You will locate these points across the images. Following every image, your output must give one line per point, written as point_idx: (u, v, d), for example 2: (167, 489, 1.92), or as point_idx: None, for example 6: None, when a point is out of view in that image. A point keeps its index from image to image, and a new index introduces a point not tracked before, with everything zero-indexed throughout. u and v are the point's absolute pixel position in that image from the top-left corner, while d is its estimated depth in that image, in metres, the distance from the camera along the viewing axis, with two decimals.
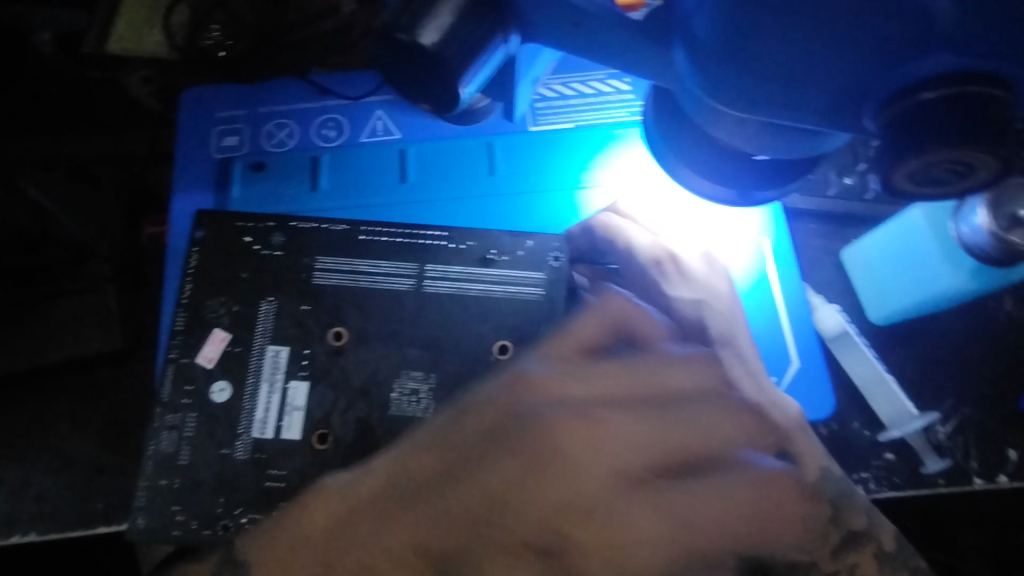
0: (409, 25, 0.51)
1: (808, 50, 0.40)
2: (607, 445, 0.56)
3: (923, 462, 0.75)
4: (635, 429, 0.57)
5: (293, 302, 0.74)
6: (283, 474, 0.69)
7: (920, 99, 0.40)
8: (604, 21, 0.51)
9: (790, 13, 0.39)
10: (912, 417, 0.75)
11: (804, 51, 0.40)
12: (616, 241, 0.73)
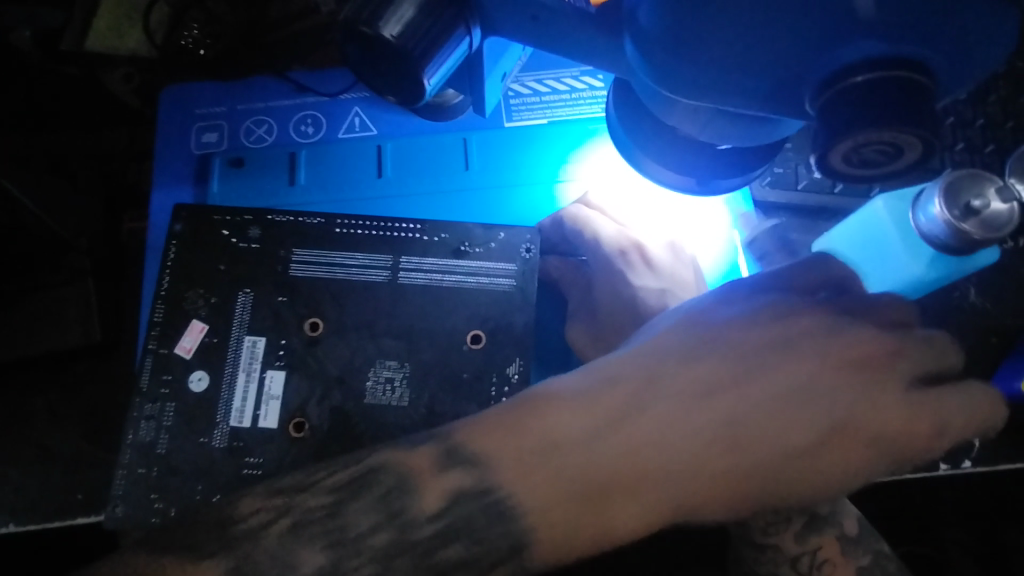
0: (374, 18, 0.53)
1: (744, 38, 0.42)
2: (899, 366, 0.55)
3: None
4: (923, 362, 0.55)
5: (269, 293, 0.75)
6: (259, 462, 0.71)
7: (846, 85, 0.42)
8: (559, 15, 0.54)
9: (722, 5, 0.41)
10: None
11: (739, 40, 0.42)
12: (584, 233, 0.76)
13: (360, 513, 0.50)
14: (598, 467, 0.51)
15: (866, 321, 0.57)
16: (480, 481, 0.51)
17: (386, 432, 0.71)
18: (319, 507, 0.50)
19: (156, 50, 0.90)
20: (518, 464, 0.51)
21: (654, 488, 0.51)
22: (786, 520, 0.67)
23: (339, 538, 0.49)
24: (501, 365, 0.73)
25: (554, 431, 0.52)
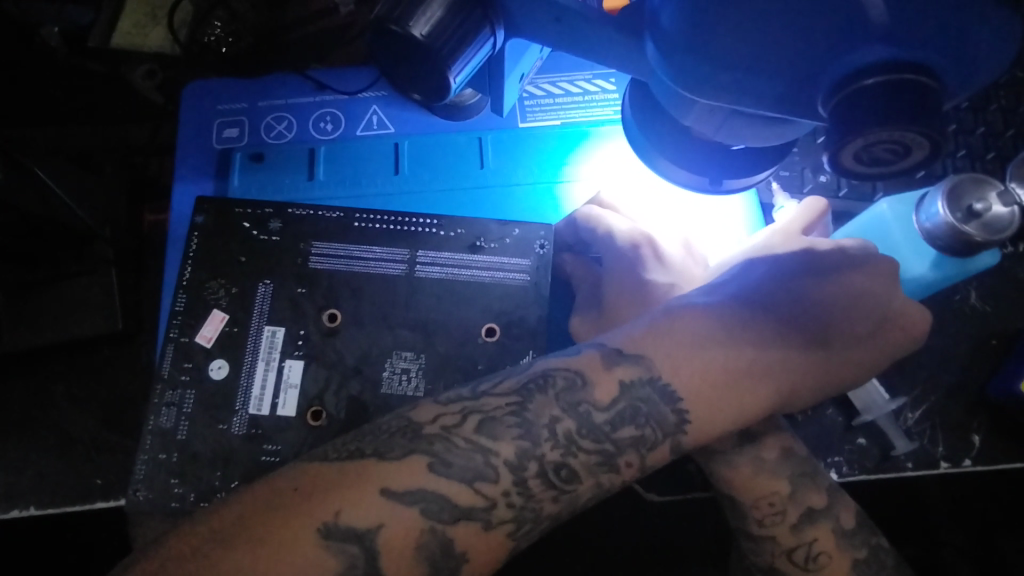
0: (402, 17, 0.55)
1: (760, 40, 0.44)
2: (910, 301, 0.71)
3: (893, 444, 0.78)
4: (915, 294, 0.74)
5: (289, 285, 0.77)
6: (277, 449, 0.72)
7: (856, 88, 0.44)
8: (580, 17, 0.56)
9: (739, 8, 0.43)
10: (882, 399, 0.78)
11: (755, 41, 0.44)
12: (597, 228, 0.78)
13: (543, 407, 0.60)
14: (734, 359, 0.64)
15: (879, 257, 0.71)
16: (648, 371, 0.63)
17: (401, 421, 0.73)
18: (500, 405, 0.60)
19: (179, 48, 0.93)
20: (663, 348, 0.64)
21: (774, 381, 0.65)
22: (782, 511, 0.68)
23: (525, 428, 0.58)
24: (514, 357, 0.75)
25: (686, 334, 0.65)
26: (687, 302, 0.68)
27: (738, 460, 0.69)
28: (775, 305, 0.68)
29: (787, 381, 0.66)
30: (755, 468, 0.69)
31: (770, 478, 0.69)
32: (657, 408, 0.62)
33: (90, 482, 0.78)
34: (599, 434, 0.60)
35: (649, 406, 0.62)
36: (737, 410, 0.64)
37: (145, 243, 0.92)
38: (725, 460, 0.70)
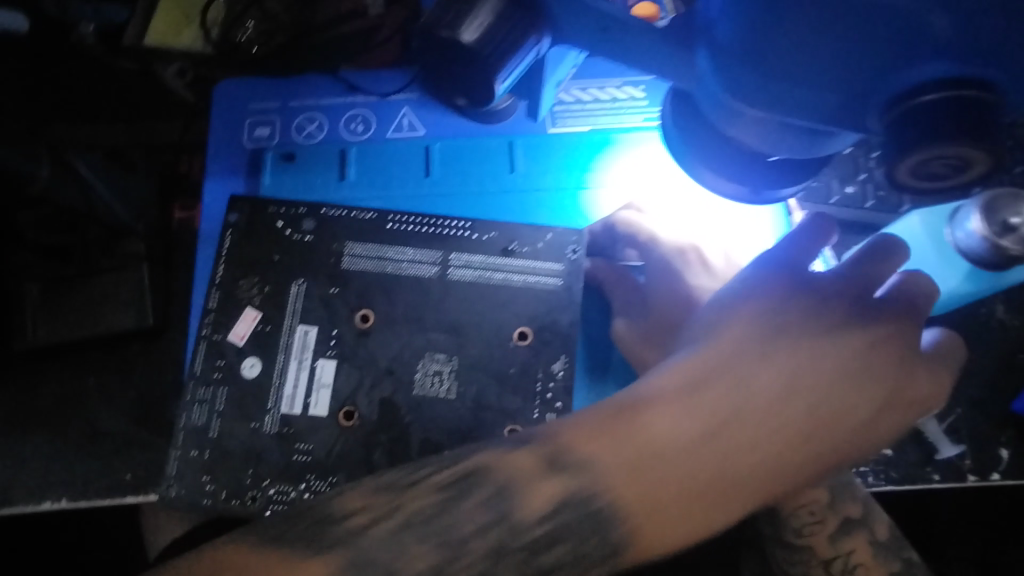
0: (452, 22, 0.55)
1: (822, 52, 0.44)
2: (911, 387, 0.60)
3: (939, 448, 0.79)
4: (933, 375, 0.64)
5: (322, 285, 0.78)
6: (310, 448, 0.72)
7: (914, 104, 0.44)
8: (630, 26, 0.56)
9: (801, 23, 0.43)
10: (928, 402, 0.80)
11: (816, 53, 0.44)
12: (639, 234, 0.80)
13: (475, 507, 0.49)
14: (698, 470, 0.51)
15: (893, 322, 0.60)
16: (597, 483, 0.50)
17: (432, 423, 0.73)
18: (428, 506, 0.49)
19: (211, 48, 0.93)
20: (603, 447, 0.52)
21: (745, 499, 0.52)
22: (821, 521, 0.68)
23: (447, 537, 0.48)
24: (547, 361, 0.76)
25: (642, 427, 0.52)
26: (652, 394, 0.55)
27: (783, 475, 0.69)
28: (773, 394, 0.55)
29: (752, 502, 0.53)
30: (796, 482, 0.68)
31: (809, 489, 0.68)
32: (608, 524, 0.50)
33: (121, 475, 0.81)
34: (536, 546, 0.49)
35: (603, 523, 0.50)
36: (700, 530, 0.51)
37: (175, 242, 0.91)
38: None
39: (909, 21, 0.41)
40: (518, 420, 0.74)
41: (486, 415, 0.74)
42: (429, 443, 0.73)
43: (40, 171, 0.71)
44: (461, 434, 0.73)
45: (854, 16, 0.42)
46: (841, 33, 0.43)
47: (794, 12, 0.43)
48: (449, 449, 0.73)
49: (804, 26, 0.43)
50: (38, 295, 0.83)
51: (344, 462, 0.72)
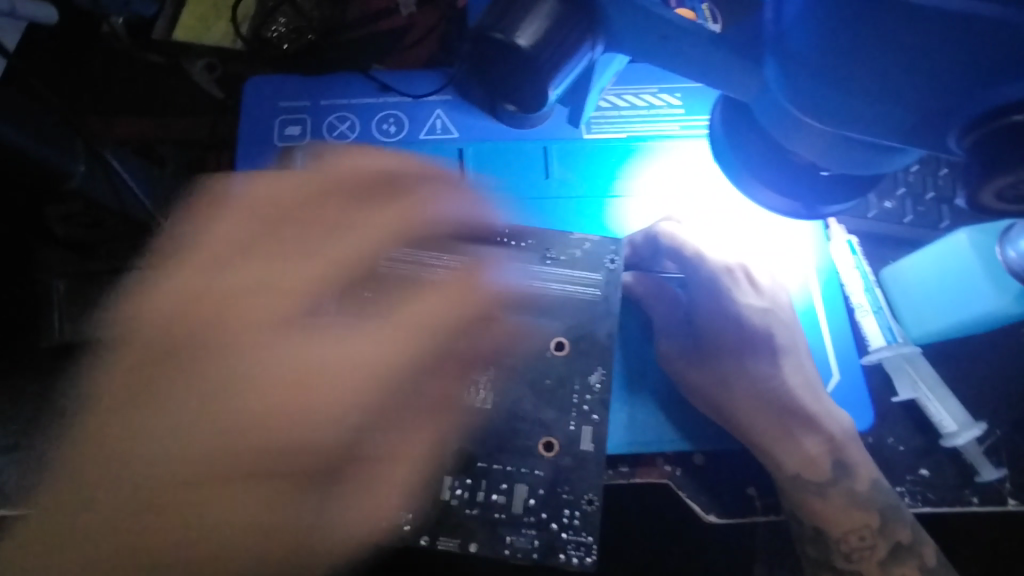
0: (505, 24, 0.53)
1: (903, 68, 0.43)
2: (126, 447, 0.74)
3: (978, 470, 0.78)
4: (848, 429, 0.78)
5: (356, 288, 0.78)
6: (342, 456, 0.71)
7: (1002, 124, 0.44)
8: (688, 35, 0.54)
9: (891, 41, 0.42)
10: (970, 426, 0.78)
11: (897, 69, 0.43)
12: (686, 249, 0.79)
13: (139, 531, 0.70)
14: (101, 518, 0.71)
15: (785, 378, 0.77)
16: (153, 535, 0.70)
17: (467, 434, 0.72)
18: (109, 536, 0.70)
19: (242, 43, 0.93)
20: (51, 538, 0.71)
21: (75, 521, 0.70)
22: (871, 545, 0.74)
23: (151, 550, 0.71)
24: (583, 373, 0.75)
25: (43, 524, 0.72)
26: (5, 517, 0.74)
27: (832, 493, 0.75)
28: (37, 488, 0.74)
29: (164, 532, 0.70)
30: (848, 502, 0.75)
31: (859, 514, 0.75)
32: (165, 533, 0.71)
33: None
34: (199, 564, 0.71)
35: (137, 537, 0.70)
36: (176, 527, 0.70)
37: None
38: (819, 493, 0.75)
39: (1008, 40, 0.39)
40: (553, 433, 0.73)
41: (521, 426, 0.73)
42: (465, 454, 0.72)
43: (78, 168, 0.72)
44: (497, 446, 0.72)
45: (951, 33, 0.40)
46: (932, 53, 0.41)
47: (886, 29, 0.41)
48: (484, 461, 0.72)
49: (886, 43, 0.42)
50: (67, 290, 0.85)
51: (376, 471, 0.71)
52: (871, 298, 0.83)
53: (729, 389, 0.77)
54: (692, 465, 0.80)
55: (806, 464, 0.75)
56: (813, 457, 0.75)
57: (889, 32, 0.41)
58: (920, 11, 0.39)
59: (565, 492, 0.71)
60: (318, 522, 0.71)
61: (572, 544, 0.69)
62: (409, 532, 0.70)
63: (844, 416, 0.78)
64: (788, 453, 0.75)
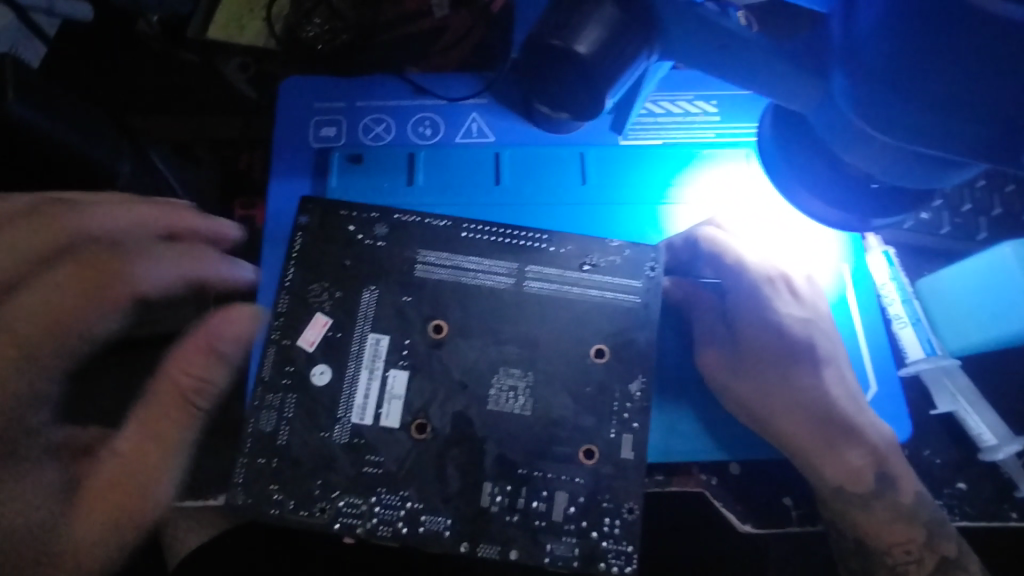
0: (564, 30, 0.53)
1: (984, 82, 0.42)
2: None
3: (1018, 486, 0.78)
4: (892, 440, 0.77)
5: (394, 293, 0.76)
6: (381, 461, 0.70)
7: None
8: (746, 48, 0.54)
9: (973, 58, 0.41)
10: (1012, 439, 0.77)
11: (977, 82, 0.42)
12: (727, 256, 0.80)
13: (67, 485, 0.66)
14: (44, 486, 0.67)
15: (826, 388, 0.78)
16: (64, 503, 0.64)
17: (507, 440, 0.72)
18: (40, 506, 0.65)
19: (275, 41, 0.92)
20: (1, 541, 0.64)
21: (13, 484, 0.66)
22: (917, 560, 0.75)
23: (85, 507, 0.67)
24: (623, 380, 0.74)
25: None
26: None
27: (875, 505, 0.75)
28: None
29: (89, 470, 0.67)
30: (892, 515, 0.75)
31: (905, 528, 0.75)
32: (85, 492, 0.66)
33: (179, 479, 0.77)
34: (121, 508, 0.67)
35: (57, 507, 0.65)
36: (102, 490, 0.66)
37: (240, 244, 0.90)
38: (863, 504, 0.75)
39: None
40: (594, 440, 0.72)
41: (561, 433, 0.72)
42: (505, 460, 0.71)
43: None
44: (537, 453, 0.71)
45: None
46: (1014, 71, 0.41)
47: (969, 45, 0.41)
48: (525, 467, 0.71)
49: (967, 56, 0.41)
50: None
51: (415, 477, 0.70)
52: (909, 309, 0.83)
53: (770, 399, 0.77)
54: (729, 475, 0.80)
55: (848, 474, 0.75)
56: (855, 468, 0.75)
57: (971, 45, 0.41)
58: (1007, 29, 0.39)
59: (605, 500, 0.71)
60: (358, 530, 0.69)
61: (612, 552, 0.70)
62: (449, 537, 0.69)
63: (886, 427, 0.78)
64: (831, 464, 0.75)
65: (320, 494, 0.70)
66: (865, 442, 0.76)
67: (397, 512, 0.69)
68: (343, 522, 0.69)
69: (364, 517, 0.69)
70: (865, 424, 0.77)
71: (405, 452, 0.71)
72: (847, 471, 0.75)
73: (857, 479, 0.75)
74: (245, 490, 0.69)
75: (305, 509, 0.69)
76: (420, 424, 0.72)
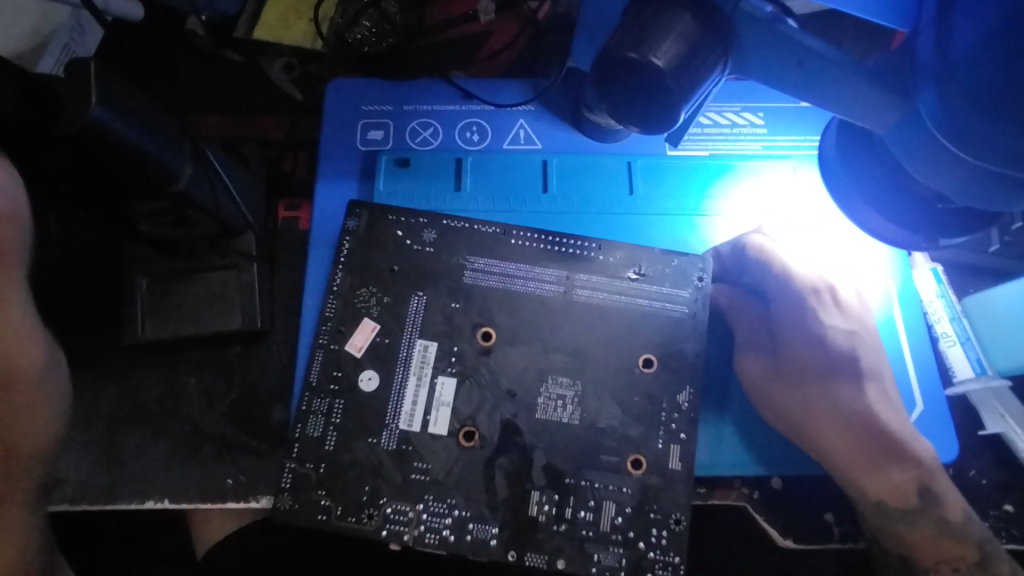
0: (640, 44, 0.53)
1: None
2: None
3: None
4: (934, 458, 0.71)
5: (443, 299, 0.75)
6: (428, 467, 0.70)
7: None
8: (828, 63, 0.55)
9: None
10: None
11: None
12: (772, 265, 0.75)
13: None
14: None
15: (867, 402, 0.71)
16: None
17: (555, 449, 0.71)
18: None
19: (321, 44, 0.93)
20: None
21: None
22: None
23: None
24: (672, 392, 0.73)
25: None
26: None
27: (920, 520, 0.69)
28: None
29: None
30: (939, 532, 0.69)
31: (955, 544, 0.69)
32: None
33: (222, 481, 0.78)
34: None
35: None
36: None
37: (281, 245, 0.88)
38: (906, 520, 0.70)
39: None
40: (642, 450, 0.72)
41: (608, 441, 0.72)
42: (552, 469, 0.71)
43: (184, 168, 0.68)
44: (584, 462, 0.71)
45: None
46: None
47: None
48: (572, 477, 0.71)
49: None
50: (150, 288, 0.80)
51: (462, 484, 0.70)
52: (958, 327, 0.82)
53: (809, 410, 0.72)
54: (770, 489, 0.78)
55: (890, 489, 0.69)
56: (896, 484, 0.69)
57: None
58: None
59: (653, 510, 0.70)
60: (406, 536, 0.69)
61: (659, 563, 0.69)
62: (495, 546, 0.69)
63: (928, 443, 0.72)
64: (871, 482, 0.70)
65: (377, 504, 0.69)
66: (905, 456, 0.69)
67: (445, 521, 0.69)
68: (404, 534, 0.69)
69: (413, 525, 0.69)
70: (910, 441, 0.70)
71: (453, 460, 0.71)
72: (887, 486, 0.69)
73: (900, 493, 0.69)
74: (310, 500, 0.69)
75: (365, 520, 0.69)
76: (468, 432, 0.71)
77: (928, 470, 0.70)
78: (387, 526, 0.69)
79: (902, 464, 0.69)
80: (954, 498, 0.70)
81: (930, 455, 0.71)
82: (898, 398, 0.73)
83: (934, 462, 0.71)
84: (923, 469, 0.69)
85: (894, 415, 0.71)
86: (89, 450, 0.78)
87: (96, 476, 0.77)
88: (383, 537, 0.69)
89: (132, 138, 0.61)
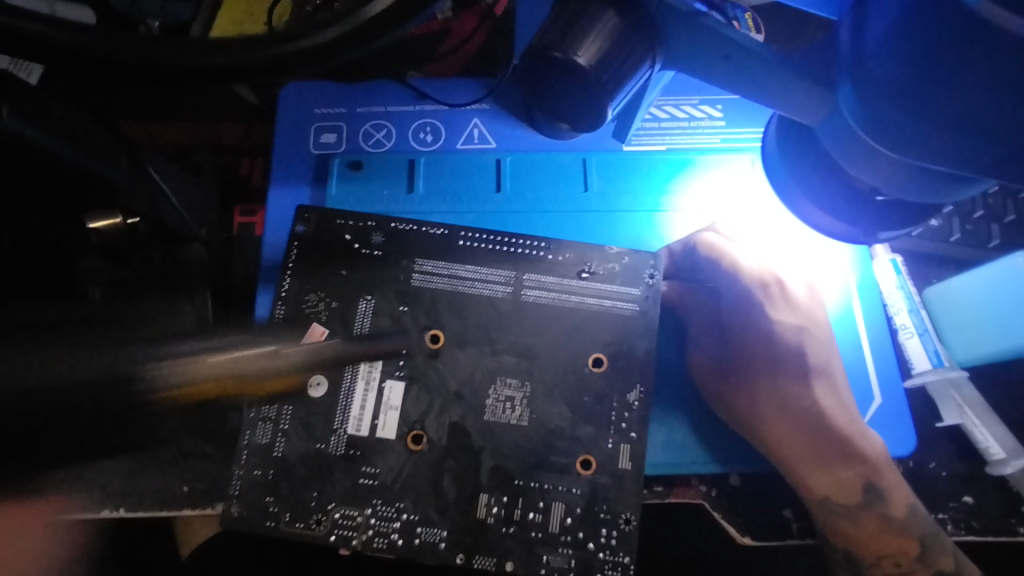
0: (563, 42, 0.53)
1: (1001, 97, 0.41)
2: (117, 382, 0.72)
3: None
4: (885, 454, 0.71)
5: (391, 302, 0.75)
6: (377, 472, 0.70)
7: None
8: (755, 56, 0.54)
9: (960, 55, 0.41)
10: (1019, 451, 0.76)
11: (992, 98, 0.42)
12: (721, 261, 0.75)
13: None
14: None
15: (815, 398, 0.71)
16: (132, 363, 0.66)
17: (504, 452, 0.71)
18: None
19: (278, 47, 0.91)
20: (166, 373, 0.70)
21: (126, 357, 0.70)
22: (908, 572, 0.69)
23: None
24: (622, 390, 0.73)
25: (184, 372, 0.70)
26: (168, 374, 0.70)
27: (865, 516, 0.69)
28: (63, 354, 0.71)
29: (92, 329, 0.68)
30: (883, 527, 0.69)
31: (898, 540, 0.69)
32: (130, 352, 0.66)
33: (177, 489, 0.78)
34: None
35: None
36: None
37: (236, 251, 0.88)
38: (850, 515, 0.69)
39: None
40: (592, 451, 0.71)
41: (558, 443, 0.71)
42: (501, 471, 0.71)
43: (120, 177, 0.70)
44: (534, 464, 0.71)
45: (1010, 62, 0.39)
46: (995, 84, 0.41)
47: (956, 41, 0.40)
48: (522, 479, 0.70)
49: (983, 65, 0.40)
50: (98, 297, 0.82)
51: (411, 488, 0.70)
52: (916, 319, 0.81)
53: (758, 404, 0.72)
54: (729, 487, 0.77)
55: (834, 484, 0.69)
56: (841, 479, 0.69)
57: (989, 54, 0.40)
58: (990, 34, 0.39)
59: (603, 510, 0.70)
60: (354, 542, 0.69)
61: (609, 564, 0.69)
62: (444, 549, 0.69)
63: (878, 439, 0.72)
64: (815, 478, 0.69)
65: (325, 510, 0.69)
66: (851, 453, 0.69)
67: (394, 525, 0.69)
68: (352, 537, 0.69)
69: (362, 530, 0.69)
70: (859, 438, 0.70)
71: (401, 463, 0.71)
72: (830, 481, 0.69)
73: (844, 488, 0.69)
74: (260, 506, 0.69)
75: (313, 526, 0.69)
76: (416, 436, 0.71)
77: (877, 466, 0.70)
78: (336, 531, 0.69)
79: (850, 460, 0.70)
80: (902, 493, 0.70)
81: (879, 452, 0.71)
82: (850, 397, 0.73)
83: (885, 457, 0.71)
84: (870, 465, 0.69)
85: (845, 413, 0.72)
86: (48, 463, 0.79)
87: (51, 487, 0.78)
88: (330, 542, 0.69)
89: (56, 144, 0.61)
